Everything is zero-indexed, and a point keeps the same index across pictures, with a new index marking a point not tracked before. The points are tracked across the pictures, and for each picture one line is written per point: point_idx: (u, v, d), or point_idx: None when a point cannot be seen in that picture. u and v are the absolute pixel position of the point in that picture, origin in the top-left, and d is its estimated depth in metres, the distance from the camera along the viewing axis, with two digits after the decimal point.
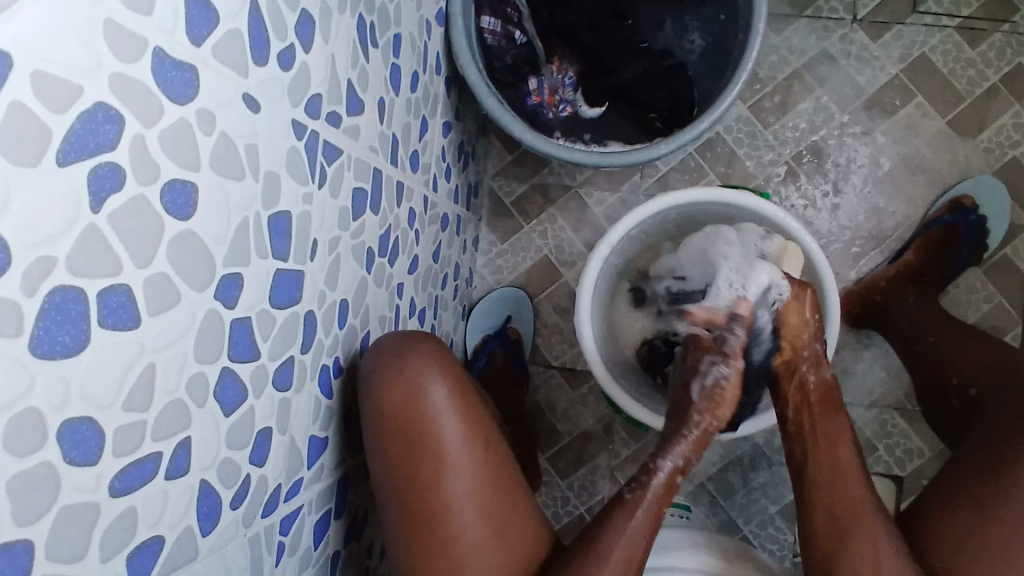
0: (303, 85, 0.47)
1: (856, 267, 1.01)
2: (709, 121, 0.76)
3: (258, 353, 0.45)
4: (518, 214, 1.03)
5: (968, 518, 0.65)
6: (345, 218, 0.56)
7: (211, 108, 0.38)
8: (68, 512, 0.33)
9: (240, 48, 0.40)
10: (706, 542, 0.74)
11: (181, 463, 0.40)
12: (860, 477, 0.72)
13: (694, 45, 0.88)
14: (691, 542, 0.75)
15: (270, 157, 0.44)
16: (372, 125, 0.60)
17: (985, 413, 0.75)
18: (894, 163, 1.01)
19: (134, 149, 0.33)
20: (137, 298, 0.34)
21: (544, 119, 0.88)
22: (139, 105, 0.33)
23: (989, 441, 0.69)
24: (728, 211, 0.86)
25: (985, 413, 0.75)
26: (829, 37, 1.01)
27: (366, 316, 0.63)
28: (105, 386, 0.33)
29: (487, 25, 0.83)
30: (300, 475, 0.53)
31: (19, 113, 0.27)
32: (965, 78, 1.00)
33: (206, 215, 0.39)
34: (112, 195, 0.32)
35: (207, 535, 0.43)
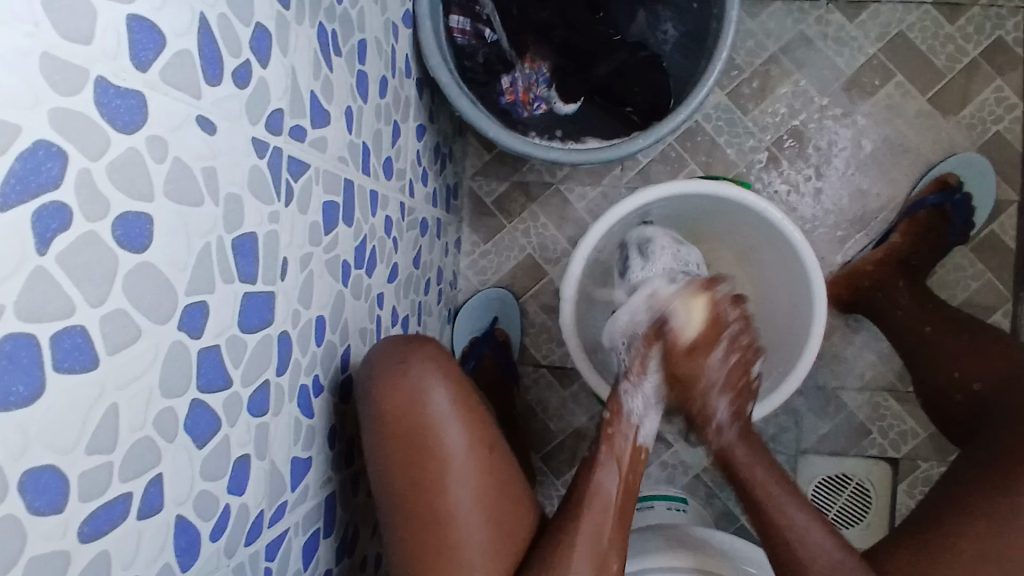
0: (261, 102, 0.46)
1: (841, 250, 1.01)
2: (687, 112, 0.75)
3: (230, 380, 0.44)
4: (500, 213, 1.01)
5: (963, 527, 0.65)
6: (317, 233, 0.54)
7: (162, 133, 0.37)
8: (36, 565, 0.31)
9: (191, 68, 0.39)
10: (686, 542, 0.73)
11: (154, 500, 0.39)
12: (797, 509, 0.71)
13: (667, 35, 0.87)
14: (671, 542, 0.73)
15: (231, 178, 0.43)
16: (340, 135, 0.58)
17: (987, 417, 0.74)
18: (876, 144, 1.00)
19: (81, 184, 0.32)
20: (94, 338, 0.33)
21: (519, 118, 0.87)
22: (83, 138, 0.32)
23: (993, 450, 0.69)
24: (710, 202, 0.85)
25: (992, 412, 0.74)
26: (806, 19, 1.00)
27: (345, 331, 0.62)
28: (66, 432, 0.32)
29: (456, 24, 0.81)
30: (283, 499, 0.52)
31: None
32: (944, 55, 0.99)
33: (164, 245, 0.37)
34: (60, 234, 0.31)
35: (188, 570, 0.42)
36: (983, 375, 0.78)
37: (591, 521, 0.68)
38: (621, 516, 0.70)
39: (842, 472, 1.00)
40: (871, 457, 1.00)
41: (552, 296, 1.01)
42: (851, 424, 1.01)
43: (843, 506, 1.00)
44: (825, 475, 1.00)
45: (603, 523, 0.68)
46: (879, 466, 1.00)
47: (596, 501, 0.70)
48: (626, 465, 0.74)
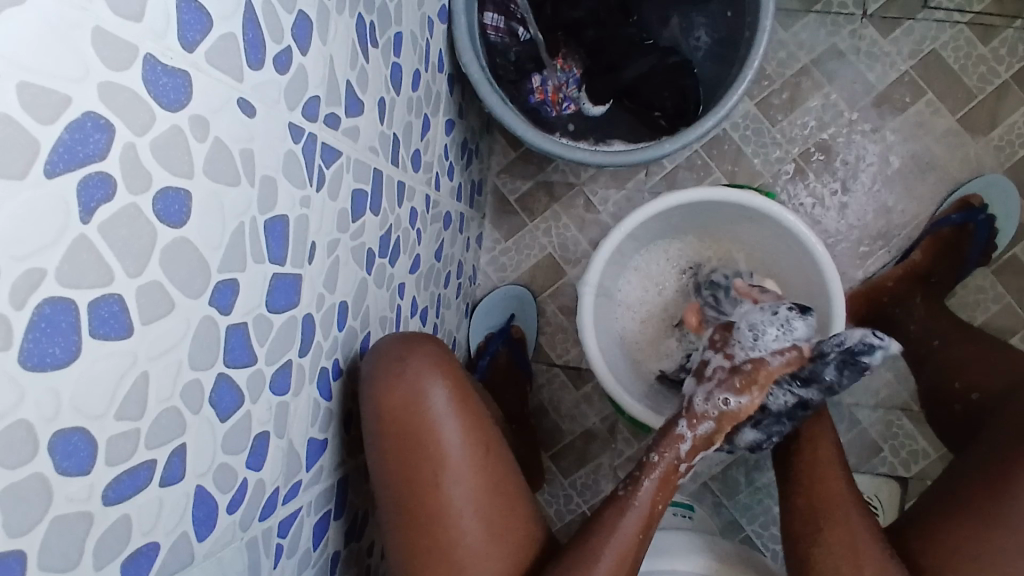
0: (299, 88, 0.47)
1: (862, 266, 1.00)
2: (715, 120, 0.75)
3: (256, 357, 0.45)
4: (523, 211, 1.02)
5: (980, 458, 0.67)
6: (345, 220, 0.55)
7: (205, 113, 0.38)
8: (62, 523, 0.33)
9: (235, 51, 0.40)
10: (703, 545, 0.74)
11: (176, 470, 0.40)
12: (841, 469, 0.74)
13: (700, 42, 0.87)
14: (689, 544, 0.74)
15: (267, 162, 0.44)
16: (373, 125, 0.59)
17: (989, 418, 0.72)
18: (903, 161, 0.99)
19: (125, 158, 0.33)
20: (131, 309, 0.34)
21: (547, 117, 0.87)
22: (129, 113, 0.33)
23: (984, 456, 0.67)
24: (733, 211, 0.85)
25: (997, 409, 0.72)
26: (839, 32, 0.99)
27: (366, 318, 0.63)
28: (98, 396, 0.33)
29: (490, 21, 0.81)
30: (298, 478, 0.53)
31: (5, 125, 0.27)
32: (976, 75, 0.98)
33: (201, 223, 0.39)
34: (102, 205, 0.32)
35: (204, 540, 0.43)
36: (983, 386, 0.77)
37: (611, 539, 0.67)
38: (648, 525, 0.70)
39: None
40: (881, 475, 1.00)
41: (569, 296, 1.01)
42: (862, 441, 1.01)
43: None
44: None
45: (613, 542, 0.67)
46: (888, 484, 0.99)
47: (617, 534, 0.68)
48: (657, 501, 0.71)
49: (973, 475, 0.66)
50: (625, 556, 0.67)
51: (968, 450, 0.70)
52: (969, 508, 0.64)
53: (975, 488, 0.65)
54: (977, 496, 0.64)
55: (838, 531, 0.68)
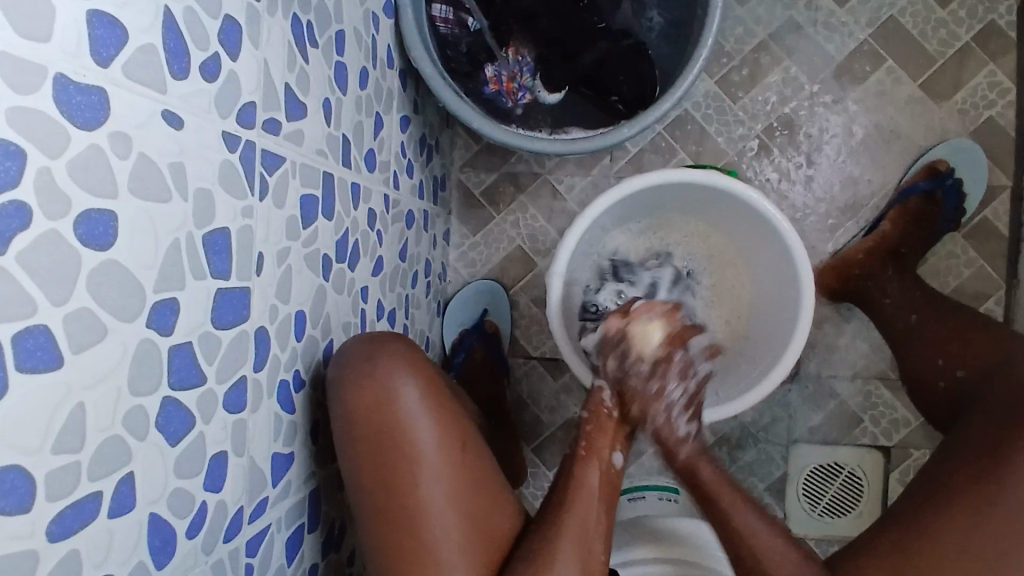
0: (230, 96, 0.45)
1: (832, 239, 1.00)
2: (671, 101, 0.74)
3: (205, 376, 0.44)
4: (489, 204, 1.00)
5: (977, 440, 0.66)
6: (294, 227, 0.54)
7: (126, 130, 0.36)
8: (2, 566, 0.31)
9: (156, 62, 0.38)
10: (663, 534, 0.75)
11: (126, 499, 0.38)
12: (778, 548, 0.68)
13: (653, 23, 0.84)
14: (650, 534, 0.75)
15: (201, 174, 0.42)
16: (318, 128, 0.58)
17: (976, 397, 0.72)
18: (867, 131, 0.99)
19: (41, 183, 0.31)
20: (60, 339, 0.33)
21: (503, 108, 0.84)
22: (43, 136, 0.31)
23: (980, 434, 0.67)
24: (698, 190, 0.84)
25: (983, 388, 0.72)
26: (795, 5, 0.99)
27: (327, 325, 0.61)
28: (30, 432, 0.32)
29: (438, 13, 0.80)
30: (264, 495, 0.52)
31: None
32: (936, 39, 0.98)
33: (131, 242, 0.37)
34: (18, 234, 0.31)
35: (163, 567, 0.42)
36: (966, 362, 0.77)
37: (583, 534, 0.66)
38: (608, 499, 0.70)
39: (834, 461, 1.00)
40: (863, 445, 1.00)
41: (542, 287, 1.00)
42: (842, 412, 1.01)
43: (836, 494, 0.99)
44: (817, 464, 1.00)
45: (593, 534, 0.67)
46: (872, 455, 0.99)
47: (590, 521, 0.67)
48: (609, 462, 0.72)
49: (967, 455, 0.66)
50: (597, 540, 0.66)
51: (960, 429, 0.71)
52: (958, 489, 0.64)
53: (969, 465, 0.65)
54: (970, 480, 0.64)
55: None
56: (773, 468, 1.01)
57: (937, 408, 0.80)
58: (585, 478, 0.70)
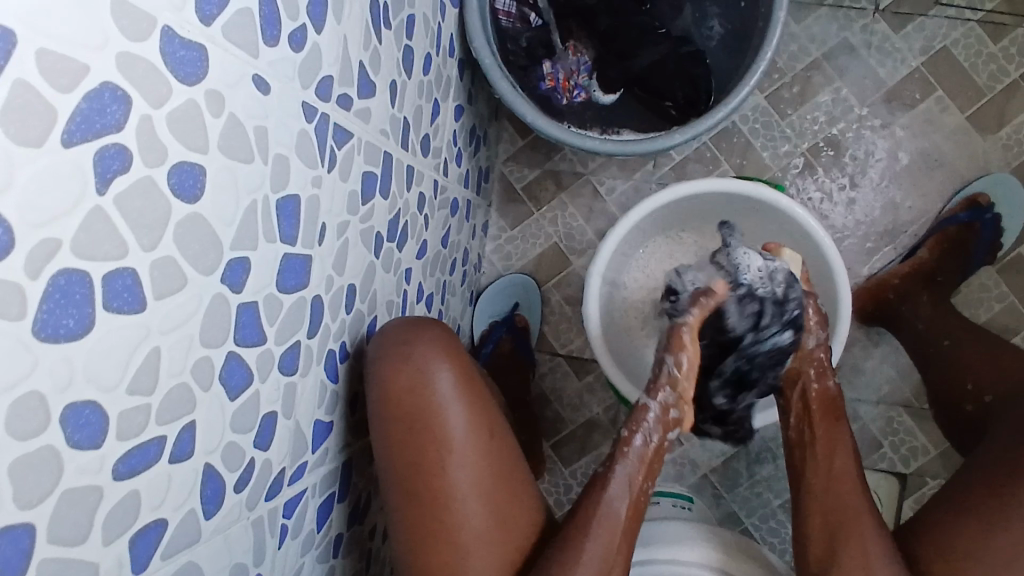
0: (312, 68, 0.46)
1: (869, 263, 1.00)
2: (726, 111, 0.75)
3: (265, 337, 0.45)
4: (529, 200, 1.01)
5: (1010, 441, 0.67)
6: (355, 201, 0.55)
7: (220, 88, 0.37)
8: (73, 497, 0.32)
9: (251, 26, 0.39)
10: (706, 535, 0.73)
11: (186, 446, 0.39)
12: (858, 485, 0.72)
13: (713, 31, 0.85)
14: (692, 534, 0.73)
15: (281, 141, 0.44)
16: (384, 106, 0.59)
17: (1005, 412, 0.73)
18: (912, 158, 0.99)
19: (141, 130, 0.32)
20: (145, 283, 0.34)
21: (557, 105, 0.87)
22: (147, 85, 0.32)
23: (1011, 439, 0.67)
24: (744, 204, 0.84)
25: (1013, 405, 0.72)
26: (851, 27, 0.99)
27: (373, 301, 0.63)
28: (109, 369, 0.32)
29: (501, 7, 0.81)
30: (304, 459, 0.53)
31: (22, 93, 0.26)
32: (986, 73, 0.98)
33: (214, 198, 0.38)
34: (118, 176, 0.31)
35: (211, 517, 0.42)
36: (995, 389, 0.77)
37: (603, 528, 0.67)
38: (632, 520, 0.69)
39: None
40: (880, 471, 1.00)
41: (574, 286, 1.00)
42: (863, 436, 1.01)
43: None
44: None
45: (613, 532, 0.67)
46: (887, 481, 0.99)
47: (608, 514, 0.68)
48: (642, 482, 0.71)
49: (990, 465, 0.67)
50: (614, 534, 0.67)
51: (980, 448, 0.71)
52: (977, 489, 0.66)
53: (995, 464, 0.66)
54: (991, 491, 0.64)
55: (855, 541, 0.68)
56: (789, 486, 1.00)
57: (958, 429, 0.80)
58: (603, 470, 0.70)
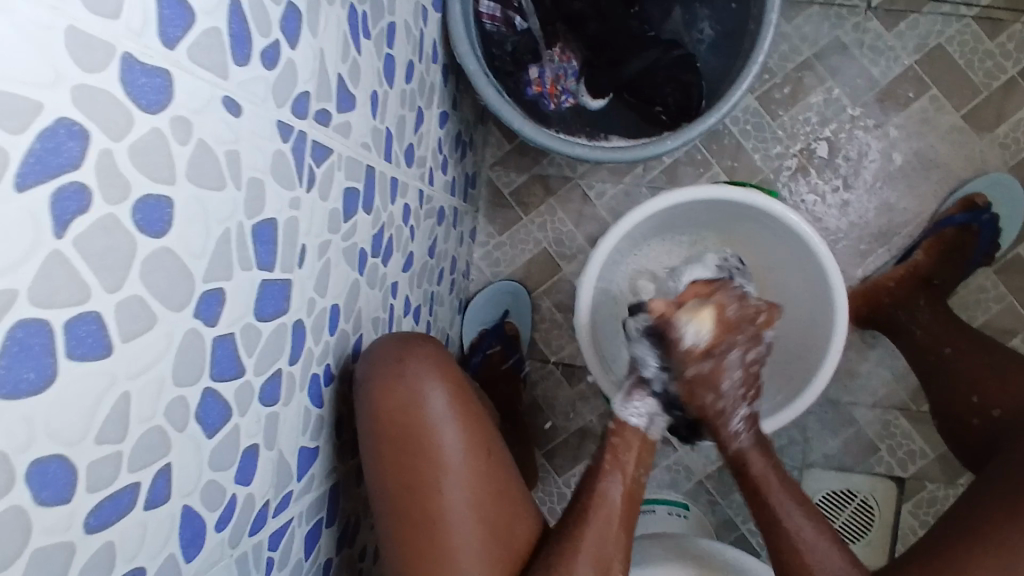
0: (286, 86, 0.44)
1: (862, 264, 0.99)
2: (718, 116, 0.73)
3: (243, 368, 0.43)
4: (517, 205, 0.99)
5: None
6: (336, 220, 0.53)
7: (187, 114, 0.35)
8: (40, 558, 0.30)
9: (220, 47, 0.37)
10: (680, 551, 0.72)
11: (161, 490, 0.37)
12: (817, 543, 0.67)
13: (703, 35, 0.83)
14: (667, 551, 0.72)
15: (256, 165, 0.42)
16: (365, 120, 0.57)
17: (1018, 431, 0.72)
18: (906, 158, 0.98)
19: (102, 166, 0.30)
20: (111, 326, 0.32)
21: (544, 110, 0.84)
22: (105, 117, 0.30)
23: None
24: (736, 208, 0.82)
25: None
26: (843, 25, 0.97)
27: (358, 320, 0.61)
28: (75, 420, 0.30)
29: (485, 10, 0.78)
30: (289, 488, 0.51)
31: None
32: (981, 71, 0.97)
33: (184, 230, 0.36)
34: (78, 217, 0.29)
35: (192, 561, 0.40)
36: (1005, 403, 0.76)
37: (598, 529, 0.66)
38: (627, 519, 0.69)
39: (846, 488, 0.99)
40: (877, 474, 0.99)
41: (566, 293, 0.99)
42: (859, 439, 1.00)
43: (847, 520, 0.99)
44: (829, 491, 0.99)
45: (612, 545, 0.66)
46: (884, 484, 0.99)
47: (601, 517, 0.67)
48: (637, 468, 0.72)
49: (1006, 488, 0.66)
50: (610, 535, 0.66)
51: (989, 471, 0.71)
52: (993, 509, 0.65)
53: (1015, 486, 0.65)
54: (1006, 511, 0.64)
55: None
56: None
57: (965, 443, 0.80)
58: (607, 491, 0.69)
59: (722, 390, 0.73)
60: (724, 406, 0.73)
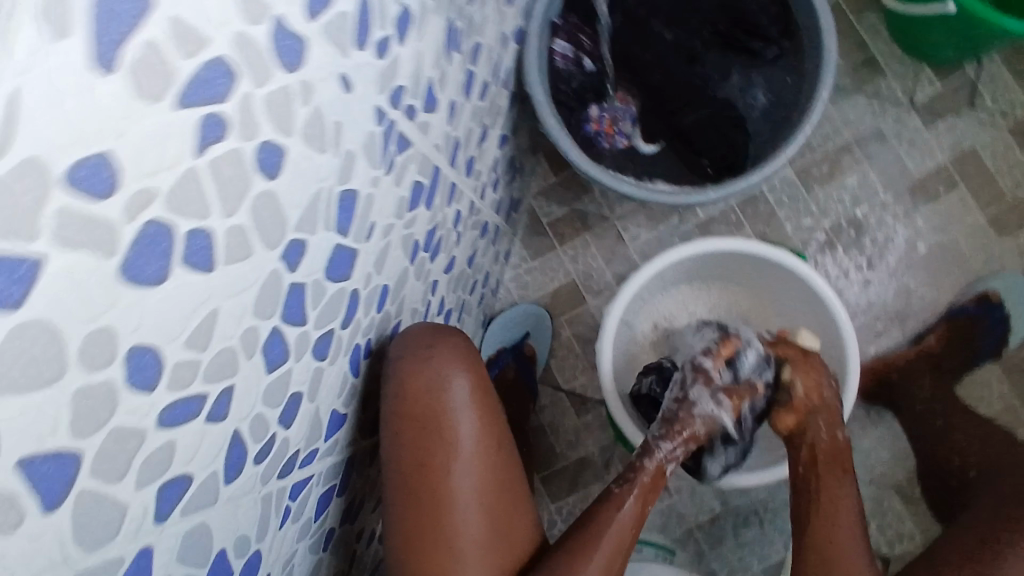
0: (388, 77, 0.49)
1: (875, 343, 1.02)
2: (760, 176, 0.78)
3: (307, 319, 0.46)
4: (554, 235, 1.04)
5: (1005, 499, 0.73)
6: (402, 207, 0.58)
7: (313, 80, 0.40)
8: (120, 438, 0.32)
9: (348, 30, 0.42)
10: None
11: (222, 409, 0.40)
12: (854, 517, 0.72)
13: (756, 101, 0.87)
14: None
15: (353, 139, 0.46)
16: (442, 123, 0.62)
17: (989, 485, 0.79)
18: (930, 248, 1.02)
19: (241, 105, 0.34)
20: (217, 245, 0.35)
21: (599, 148, 0.89)
22: (254, 65, 0.34)
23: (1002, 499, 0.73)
24: (763, 264, 0.86)
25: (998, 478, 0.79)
26: (884, 116, 1.03)
27: (401, 306, 0.65)
28: (175, 320, 0.34)
29: (559, 48, 0.86)
30: (316, 446, 0.54)
31: (151, 54, 0.28)
32: (1011, 178, 1.02)
33: (288, 178, 0.40)
34: (215, 143, 0.33)
35: (230, 484, 0.43)
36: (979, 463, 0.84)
37: (606, 547, 0.67)
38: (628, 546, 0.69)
39: None
40: None
41: (586, 324, 1.02)
42: None
43: None
44: None
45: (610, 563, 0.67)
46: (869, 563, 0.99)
47: (607, 535, 0.68)
48: (643, 506, 0.71)
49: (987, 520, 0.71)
50: (615, 552, 0.67)
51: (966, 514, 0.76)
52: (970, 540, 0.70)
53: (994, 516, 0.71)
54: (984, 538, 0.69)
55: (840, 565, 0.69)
56: (772, 551, 1.01)
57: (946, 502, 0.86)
58: (618, 515, 0.69)
59: (826, 393, 0.77)
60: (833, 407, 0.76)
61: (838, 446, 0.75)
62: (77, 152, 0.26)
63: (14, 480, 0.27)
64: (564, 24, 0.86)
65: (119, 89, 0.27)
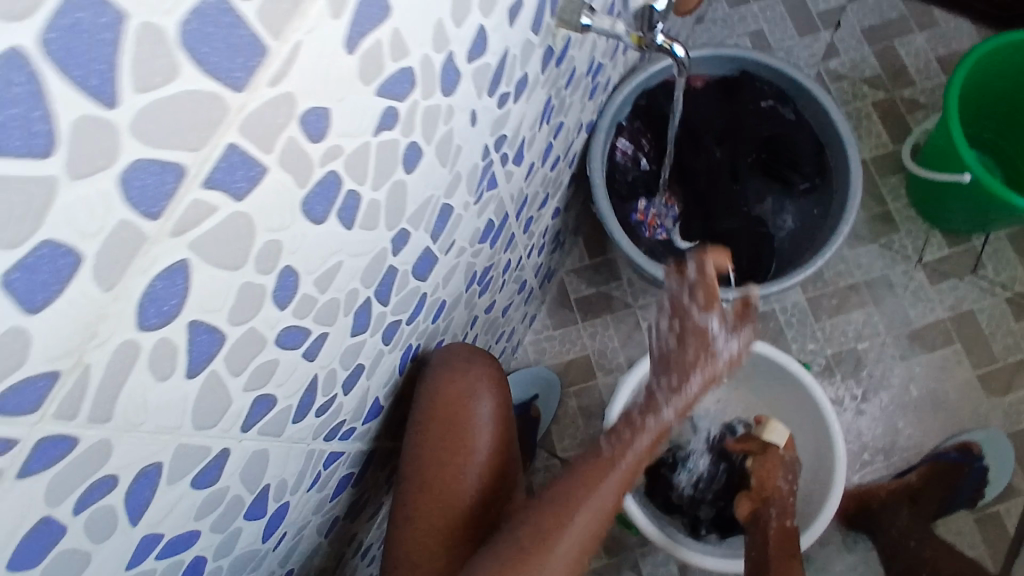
0: (500, 123, 0.59)
1: (860, 472, 1.07)
2: (779, 286, 0.87)
3: (389, 302, 0.53)
4: (578, 310, 1.12)
5: None
6: (475, 236, 0.66)
7: (455, 106, 0.49)
8: (250, 339, 0.38)
9: (487, 75, 0.51)
10: None
11: (314, 350, 0.46)
12: None
13: (785, 224, 1.00)
14: None
15: (463, 164, 0.55)
16: (522, 176, 0.72)
17: None
18: (921, 393, 1.09)
19: (410, 107, 0.43)
20: (360, 209, 0.43)
21: (641, 235, 1.00)
22: (426, 81, 0.43)
23: None
24: (767, 365, 0.95)
25: None
26: (894, 267, 1.14)
27: (449, 325, 0.72)
28: (316, 257, 0.41)
29: (621, 145, 0.98)
30: (355, 424, 0.59)
31: (375, 49, 0.37)
32: (1003, 343, 1.11)
33: (417, 176, 0.48)
34: (386, 130, 0.41)
35: (295, 424, 0.48)
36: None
37: (590, 507, 0.68)
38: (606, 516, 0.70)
39: None
40: None
41: (593, 398, 1.08)
42: None
43: None
44: None
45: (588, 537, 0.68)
46: None
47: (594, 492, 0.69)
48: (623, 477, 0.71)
49: None
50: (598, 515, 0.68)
51: None
52: None
53: None
54: None
55: None
56: None
57: None
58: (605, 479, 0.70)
59: (782, 483, 0.87)
60: (785, 495, 0.86)
61: (788, 534, 0.84)
62: (313, 103, 0.34)
63: (183, 336, 0.33)
64: (629, 126, 0.98)
65: (350, 65, 0.35)
